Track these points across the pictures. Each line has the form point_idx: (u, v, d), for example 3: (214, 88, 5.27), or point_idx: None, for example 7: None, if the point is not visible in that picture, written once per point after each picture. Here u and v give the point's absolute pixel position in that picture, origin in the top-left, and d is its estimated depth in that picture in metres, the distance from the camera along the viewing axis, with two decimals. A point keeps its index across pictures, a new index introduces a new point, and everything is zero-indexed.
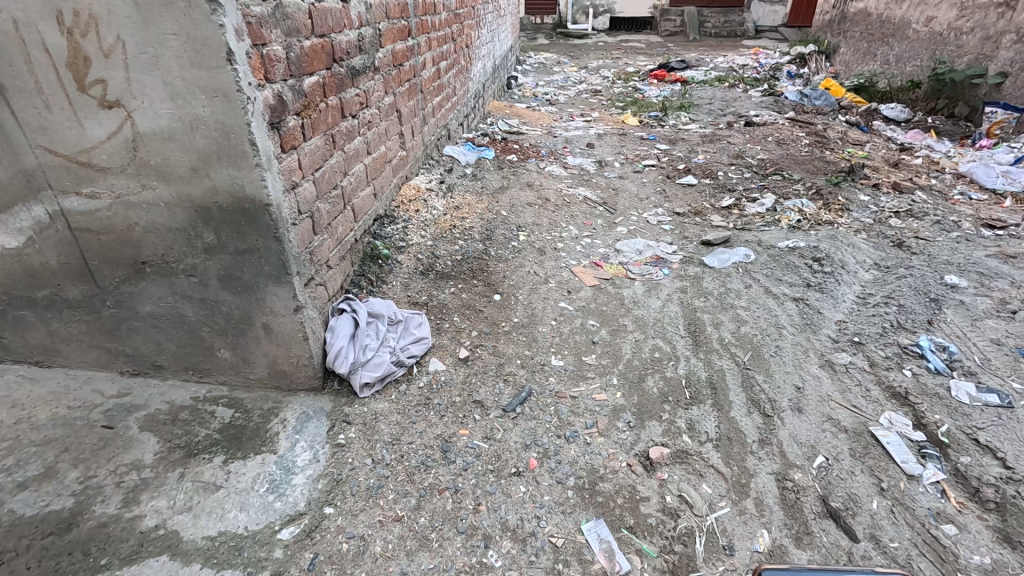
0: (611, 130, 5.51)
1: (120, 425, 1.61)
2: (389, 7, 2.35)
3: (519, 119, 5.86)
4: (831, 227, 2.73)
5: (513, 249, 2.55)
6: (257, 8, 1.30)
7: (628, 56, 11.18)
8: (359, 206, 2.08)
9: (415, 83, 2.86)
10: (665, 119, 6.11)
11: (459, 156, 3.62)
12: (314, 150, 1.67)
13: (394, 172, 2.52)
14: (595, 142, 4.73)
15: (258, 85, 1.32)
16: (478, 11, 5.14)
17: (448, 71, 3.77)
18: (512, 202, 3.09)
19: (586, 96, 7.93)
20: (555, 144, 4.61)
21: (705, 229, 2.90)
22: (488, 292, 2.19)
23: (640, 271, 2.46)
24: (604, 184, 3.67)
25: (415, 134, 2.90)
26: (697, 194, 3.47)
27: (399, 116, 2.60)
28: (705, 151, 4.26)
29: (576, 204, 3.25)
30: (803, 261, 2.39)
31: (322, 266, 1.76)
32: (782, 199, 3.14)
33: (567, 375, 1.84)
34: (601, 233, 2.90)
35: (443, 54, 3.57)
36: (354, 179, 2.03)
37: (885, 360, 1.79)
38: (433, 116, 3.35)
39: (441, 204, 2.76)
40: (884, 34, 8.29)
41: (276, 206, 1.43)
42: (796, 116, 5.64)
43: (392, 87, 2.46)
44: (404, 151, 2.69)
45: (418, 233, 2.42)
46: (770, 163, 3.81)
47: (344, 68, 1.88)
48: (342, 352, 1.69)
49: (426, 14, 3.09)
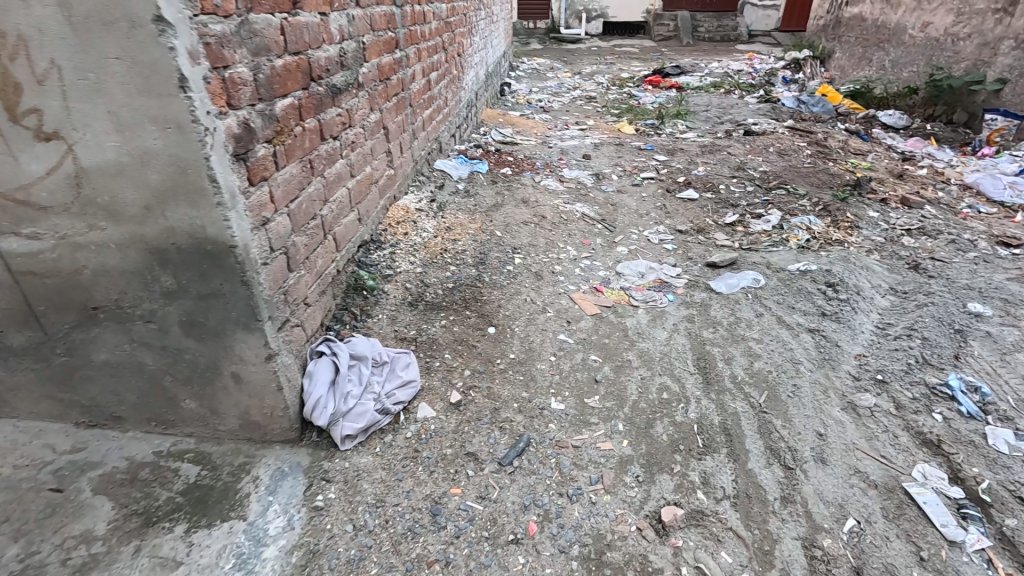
0: (608, 139, 5.38)
1: (71, 487, 1.45)
2: (374, 18, 2.21)
3: (513, 128, 5.72)
4: (842, 247, 2.60)
5: (509, 274, 2.40)
6: (217, 27, 1.15)
7: (622, 61, 11.09)
8: (341, 234, 1.92)
9: (403, 97, 2.71)
10: (662, 127, 5.99)
11: (451, 171, 3.48)
12: (289, 179, 1.51)
13: (381, 193, 2.37)
14: (591, 153, 4.59)
15: (219, 114, 1.17)
16: (470, 17, 5.01)
17: (439, 82, 3.62)
18: (507, 221, 2.94)
19: (581, 102, 7.81)
20: (550, 155, 4.47)
21: (709, 249, 2.77)
22: (483, 325, 2.04)
23: (643, 296, 2.32)
24: (602, 199, 3.53)
25: (403, 150, 2.75)
26: (699, 210, 3.34)
27: (387, 133, 2.45)
28: (704, 162, 4.13)
29: (574, 222, 3.11)
30: (816, 286, 2.25)
31: (299, 306, 1.60)
32: (788, 216, 3.01)
33: (568, 420, 1.69)
34: (600, 254, 2.76)
35: (433, 64, 3.42)
36: (336, 206, 1.88)
37: (912, 403, 1.66)
38: (423, 129, 3.20)
39: (431, 225, 2.60)
40: (879, 39, 8.24)
41: (242, 247, 1.27)
42: (795, 125, 5.53)
43: (378, 103, 2.31)
44: (392, 170, 2.54)
45: (407, 259, 2.26)
46: (773, 176, 3.69)
47: (323, 88, 1.73)
48: (321, 402, 1.53)
49: (415, 23, 2.94)
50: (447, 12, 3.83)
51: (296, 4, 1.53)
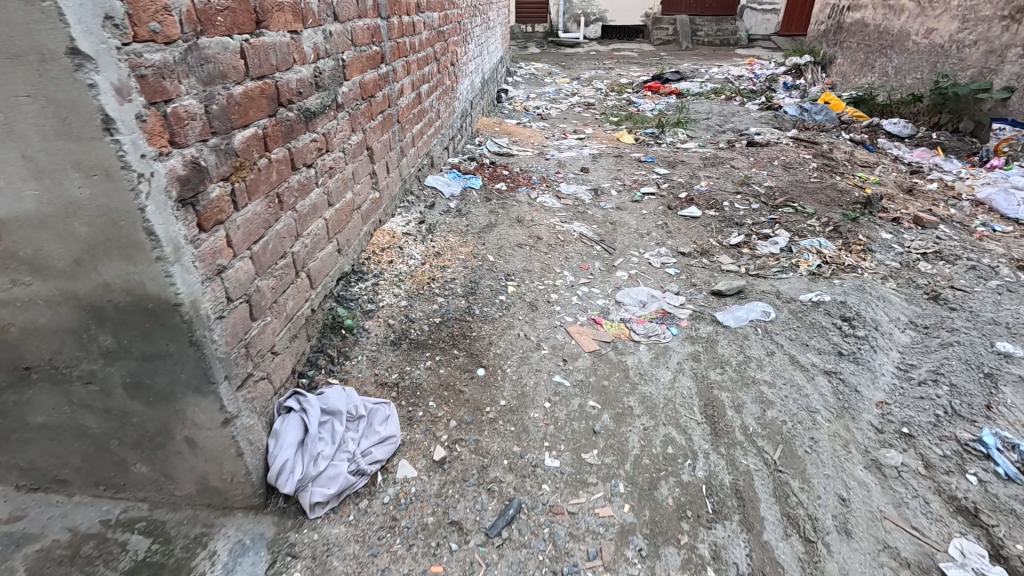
0: (606, 149, 5.23)
1: (3, 567, 1.28)
2: (355, 32, 2.05)
3: (509, 138, 5.56)
4: (855, 274, 2.45)
5: (501, 305, 2.24)
6: (155, 57, 1.00)
7: (621, 66, 10.95)
8: (317, 269, 1.77)
9: (391, 114, 2.56)
10: (662, 136, 5.84)
11: (443, 188, 3.32)
12: (251, 218, 1.35)
13: (364, 219, 2.21)
14: (589, 166, 4.44)
15: (159, 156, 1.01)
16: (465, 25, 4.86)
17: (430, 94, 3.47)
18: (500, 243, 2.78)
19: (579, 109, 7.66)
20: (547, 168, 4.32)
21: (714, 274, 2.61)
22: (471, 366, 1.88)
23: (644, 330, 2.17)
24: (601, 217, 3.37)
25: (390, 170, 2.60)
26: (702, 229, 3.19)
27: (370, 155, 2.29)
28: (707, 176, 3.98)
29: (571, 243, 2.95)
30: (830, 320, 2.10)
31: (264, 357, 1.44)
32: (797, 238, 2.86)
33: (564, 480, 1.53)
34: (599, 280, 2.61)
35: (424, 76, 3.27)
36: (311, 240, 1.72)
37: (943, 463, 1.51)
38: (413, 146, 3.05)
39: (419, 250, 2.45)
40: (882, 45, 8.10)
41: (189, 303, 1.11)
42: (799, 135, 5.39)
43: (361, 123, 2.16)
44: (377, 193, 2.39)
45: (391, 291, 2.11)
46: (779, 192, 3.54)
47: (294, 113, 1.57)
48: (287, 466, 1.37)
49: (403, 35, 2.79)
50: (439, 21, 3.68)
51: (260, 23, 1.38)
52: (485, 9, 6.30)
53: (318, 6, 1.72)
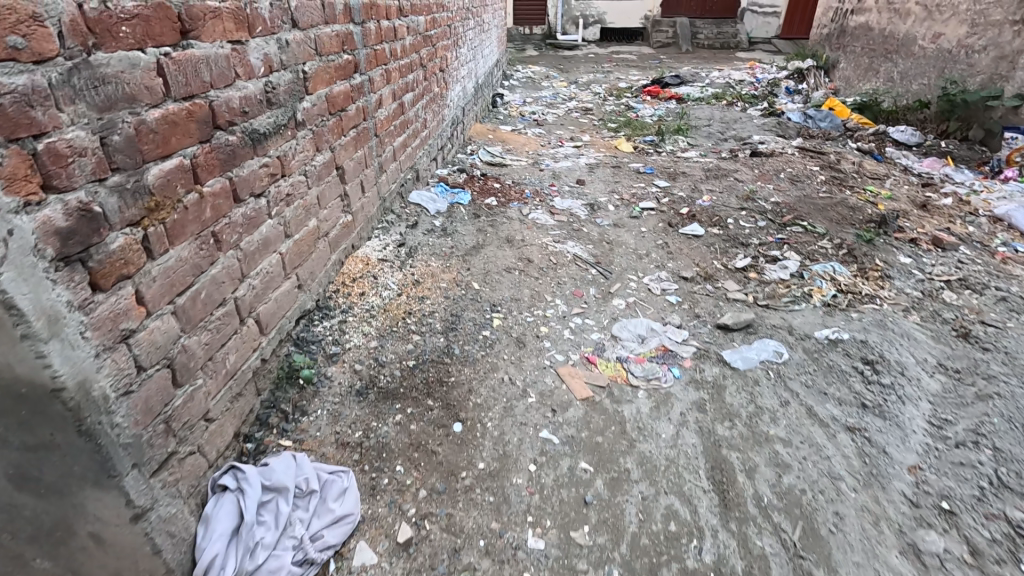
0: (604, 159, 5.02)
1: None
2: (320, 40, 1.83)
3: (503, 146, 5.35)
4: (874, 306, 2.24)
5: (484, 342, 2.02)
6: (18, 82, 0.78)
7: (620, 70, 10.74)
8: (269, 312, 1.54)
9: (366, 128, 2.34)
10: (662, 144, 5.64)
11: (428, 204, 3.10)
12: (174, 267, 1.13)
13: (331, 248, 1.99)
14: (586, 177, 4.22)
15: (22, 207, 0.79)
16: (455, 28, 4.64)
17: (415, 104, 3.25)
18: (487, 267, 2.56)
19: (576, 115, 7.44)
20: (541, 180, 4.09)
21: (719, 304, 2.40)
22: (447, 419, 1.66)
23: (643, 372, 1.95)
24: (597, 236, 3.16)
25: (365, 189, 2.37)
26: (705, 250, 2.97)
27: (340, 175, 2.07)
28: (709, 190, 3.77)
29: (565, 266, 2.73)
30: (850, 363, 1.88)
31: (194, 427, 1.21)
32: (808, 262, 2.64)
33: (549, 567, 1.30)
34: (594, 309, 2.38)
35: (407, 85, 3.05)
36: (262, 280, 1.50)
37: (992, 549, 1.30)
38: (394, 160, 2.82)
39: (395, 279, 2.23)
40: (887, 50, 7.91)
41: (74, 386, 0.89)
42: (804, 144, 5.18)
43: (327, 141, 1.93)
44: (348, 216, 2.16)
45: (359, 330, 1.89)
46: (787, 208, 3.33)
47: (236, 137, 1.35)
48: (216, 563, 1.14)
49: (383, 42, 2.57)
50: (426, 25, 3.46)
51: (188, 33, 1.16)
52: (479, 11, 6.08)
53: (270, 12, 1.50)
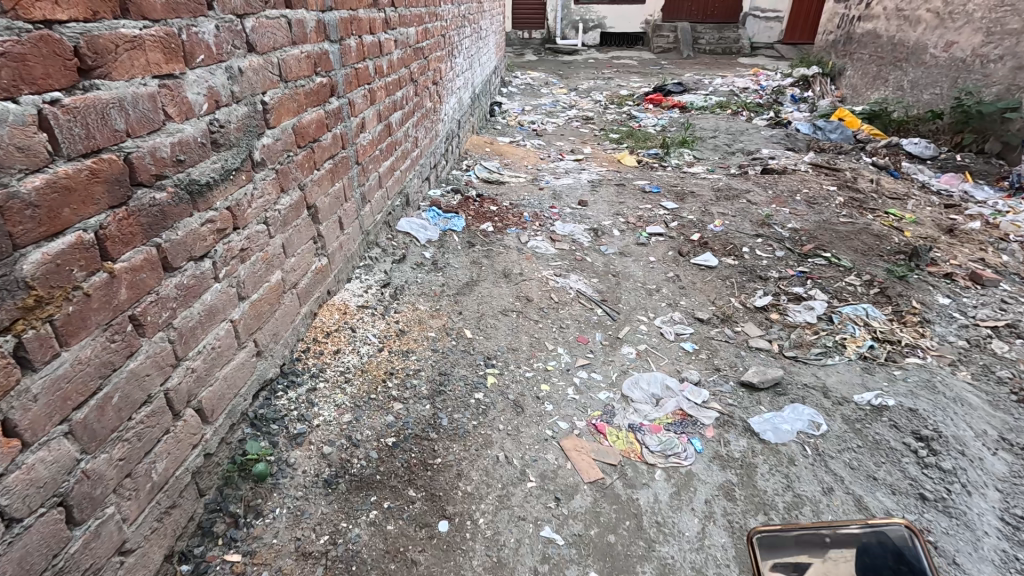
0: (607, 175, 4.78)
1: None
2: (286, 63, 1.58)
3: (500, 160, 5.10)
4: (917, 360, 1.98)
5: (477, 408, 1.76)
6: None
7: (621, 76, 10.51)
8: (215, 396, 1.28)
9: (345, 158, 2.09)
10: (666, 158, 5.40)
11: (418, 233, 2.84)
12: (68, 375, 0.87)
13: (300, 301, 1.73)
14: (588, 197, 3.97)
15: None
16: (451, 37, 4.40)
17: (404, 122, 3.00)
18: (481, 309, 2.31)
19: (576, 124, 7.20)
20: (541, 200, 3.85)
21: (741, 354, 2.14)
22: (432, 515, 1.40)
23: (661, 445, 1.69)
24: (601, 267, 2.90)
25: (345, 225, 2.11)
26: (720, 286, 2.72)
27: (311, 215, 1.82)
28: (721, 213, 3.52)
29: (567, 305, 2.47)
30: (899, 438, 1.63)
31: (101, 570, 0.96)
32: (835, 303, 2.39)
33: None
34: (600, 359, 2.13)
35: (395, 103, 2.80)
36: (206, 359, 1.24)
37: None
38: (380, 187, 2.57)
39: (376, 330, 1.97)
40: (896, 58, 7.69)
41: None
42: (816, 159, 4.94)
43: (295, 179, 1.68)
44: (322, 260, 1.91)
45: (331, 399, 1.63)
46: (806, 236, 3.09)
47: (166, 193, 1.09)
48: None
49: (367, 58, 2.32)
50: (417, 36, 3.22)
51: (88, 70, 0.90)
52: (476, 18, 5.84)
53: (216, 36, 1.25)
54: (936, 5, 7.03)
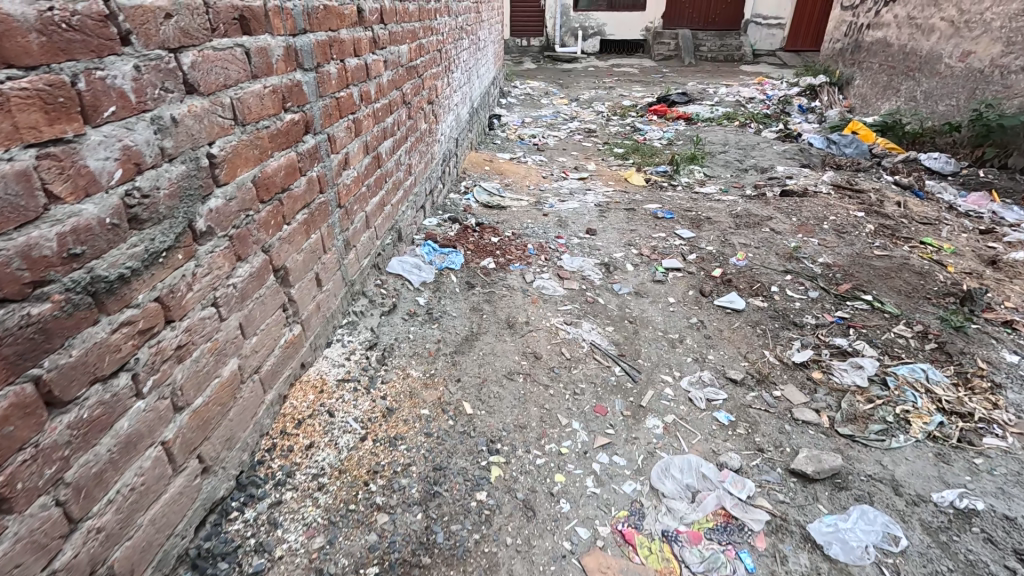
0: (614, 196, 4.50)
1: None
2: (242, 101, 1.29)
3: (501, 179, 4.81)
4: (1000, 444, 1.70)
5: (479, 514, 1.45)
6: None
7: (622, 85, 10.26)
8: (136, 550, 0.98)
9: (323, 203, 1.79)
10: (675, 175, 5.13)
11: (411, 275, 2.55)
12: None
13: (264, 387, 1.43)
14: (596, 224, 3.68)
15: None
16: (448, 51, 4.14)
17: (396, 150, 2.71)
18: (484, 371, 2.01)
19: (578, 138, 6.93)
20: (545, 228, 3.56)
21: (785, 428, 1.84)
22: None
23: (705, 563, 1.38)
24: (616, 312, 2.61)
25: (323, 281, 1.81)
26: (749, 335, 2.43)
27: (278, 278, 1.51)
28: (742, 244, 3.25)
29: (581, 362, 2.17)
30: (999, 560, 1.36)
31: None
32: (886, 362, 2.10)
33: None
34: (622, 436, 1.83)
35: (386, 130, 2.51)
36: (121, 509, 0.93)
37: None
38: (367, 227, 2.26)
39: (360, 410, 1.66)
40: (909, 68, 7.44)
41: None
42: (836, 178, 4.67)
43: (257, 241, 1.38)
44: (293, 330, 1.60)
45: (300, 515, 1.32)
46: (841, 273, 2.80)
47: (51, 302, 0.79)
48: None
49: (350, 85, 2.03)
50: (410, 54, 2.93)
51: None
52: (474, 28, 5.58)
53: (136, 79, 0.95)
54: (951, 14, 6.78)
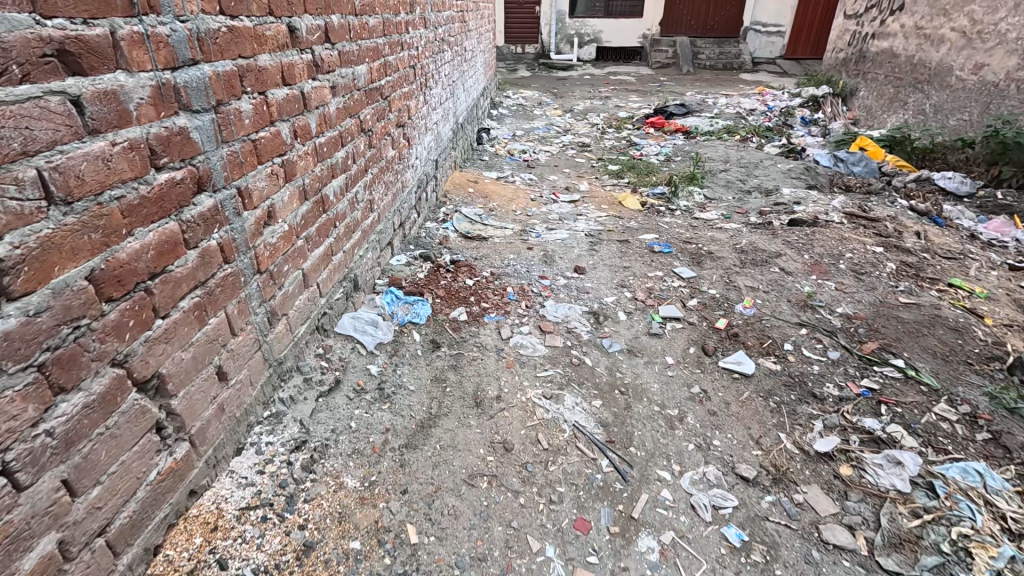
0: (607, 223, 4.14)
1: None
2: (66, 169, 0.91)
3: (484, 203, 4.44)
4: None
5: None
6: None
7: (618, 95, 9.94)
8: None
9: (229, 276, 1.41)
10: (673, 197, 4.77)
11: (363, 336, 2.18)
12: None
13: (114, 551, 1.06)
14: (585, 259, 3.32)
15: None
16: (424, 66, 3.78)
17: (350, 187, 2.34)
18: (440, 474, 1.63)
19: (572, 153, 6.57)
20: (529, 265, 3.19)
21: (811, 556, 1.48)
22: None
23: None
24: (605, 377, 2.24)
25: (230, 374, 1.43)
26: (761, 411, 2.05)
27: (144, 394, 1.13)
28: (748, 287, 2.89)
29: (560, 453, 1.79)
30: None
31: None
32: (929, 457, 1.75)
33: None
34: (606, 567, 1.45)
35: (334, 167, 2.14)
36: None
37: None
38: (304, 288, 1.89)
39: (265, 553, 1.29)
40: (917, 79, 7.13)
41: None
42: (847, 203, 4.32)
43: (100, 357, 1.00)
44: (175, 454, 1.23)
45: None
46: (864, 328, 2.44)
47: None
48: None
49: (277, 121, 1.66)
50: (370, 75, 2.56)
51: None
52: (458, 39, 5.24)
53: None
54: (961, 24, 6.46)
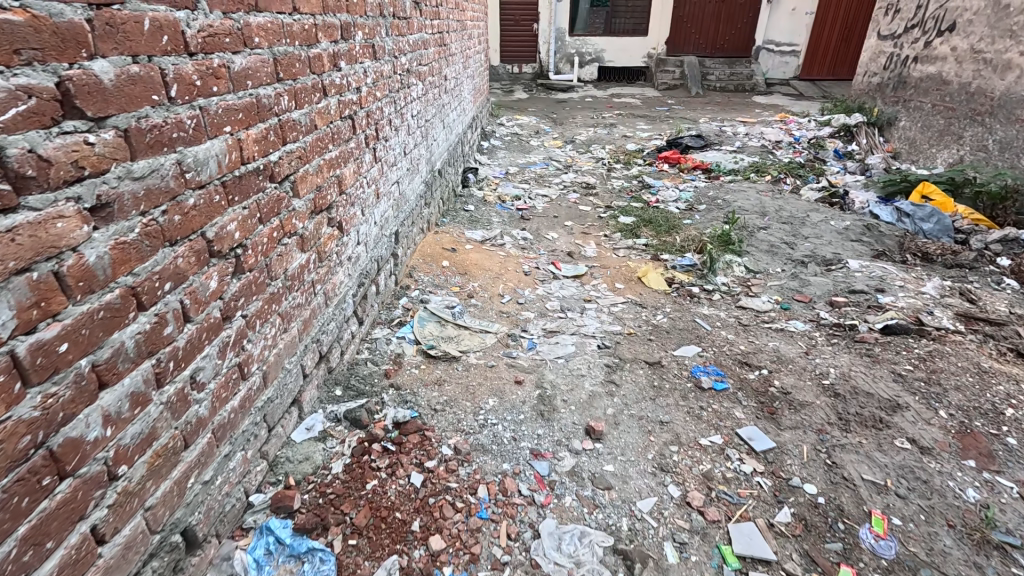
0: (625, 319, 3.05)
1: None
2: None
3: (461, 284, 3.36)
4: None
5: None
6: None
7: (624, 121, 8.92)
8: None
9: None
10: (707, 271, 3.68)
11: None
12: None
13: None
14: (601, 405, 2.21)
15: None
16: (375, 110, 2.73)
17: (170, 376, 1.23)
18: None
19: (574, 197, 5.50)
20: (516, 421, 2.09)
21: None
22: None
23: None
24: None
25: None
26: None
27: None
28: (870, 484, 1.79)
29: None
30: None
31: None
32: None
33: None
34: None
35: (104, 369, 1.04)
36: None
37: None
38: None
39: None
40: (976, 111, 6.11)
41: None
42: (943, 288, 3.26)
43: None
44: None
45: None
46: None
47: None
48: None
49: None
50: (238, 153, 1.48)
51: None
52: (436, 66, 4.23)
53: None
54: None
